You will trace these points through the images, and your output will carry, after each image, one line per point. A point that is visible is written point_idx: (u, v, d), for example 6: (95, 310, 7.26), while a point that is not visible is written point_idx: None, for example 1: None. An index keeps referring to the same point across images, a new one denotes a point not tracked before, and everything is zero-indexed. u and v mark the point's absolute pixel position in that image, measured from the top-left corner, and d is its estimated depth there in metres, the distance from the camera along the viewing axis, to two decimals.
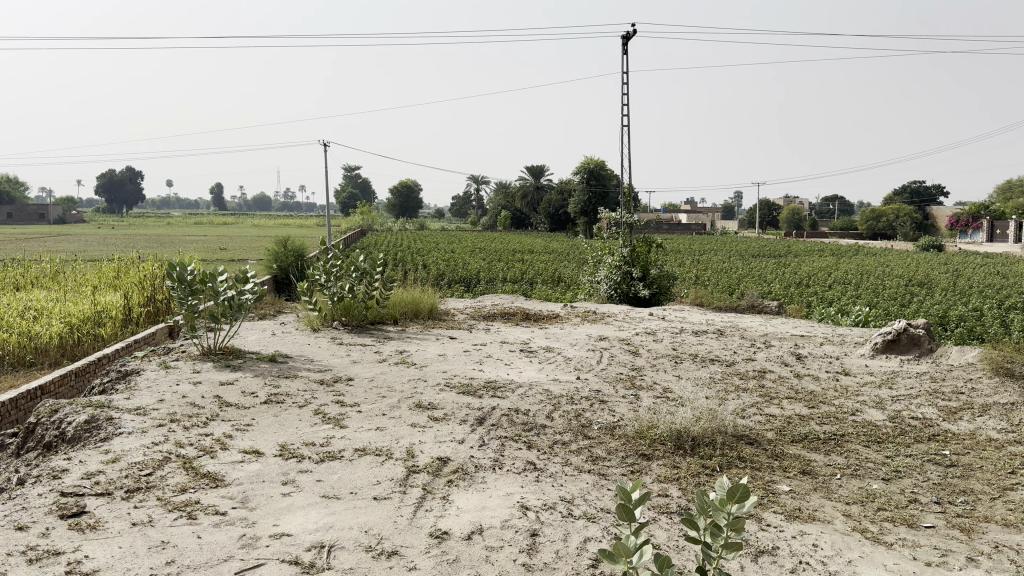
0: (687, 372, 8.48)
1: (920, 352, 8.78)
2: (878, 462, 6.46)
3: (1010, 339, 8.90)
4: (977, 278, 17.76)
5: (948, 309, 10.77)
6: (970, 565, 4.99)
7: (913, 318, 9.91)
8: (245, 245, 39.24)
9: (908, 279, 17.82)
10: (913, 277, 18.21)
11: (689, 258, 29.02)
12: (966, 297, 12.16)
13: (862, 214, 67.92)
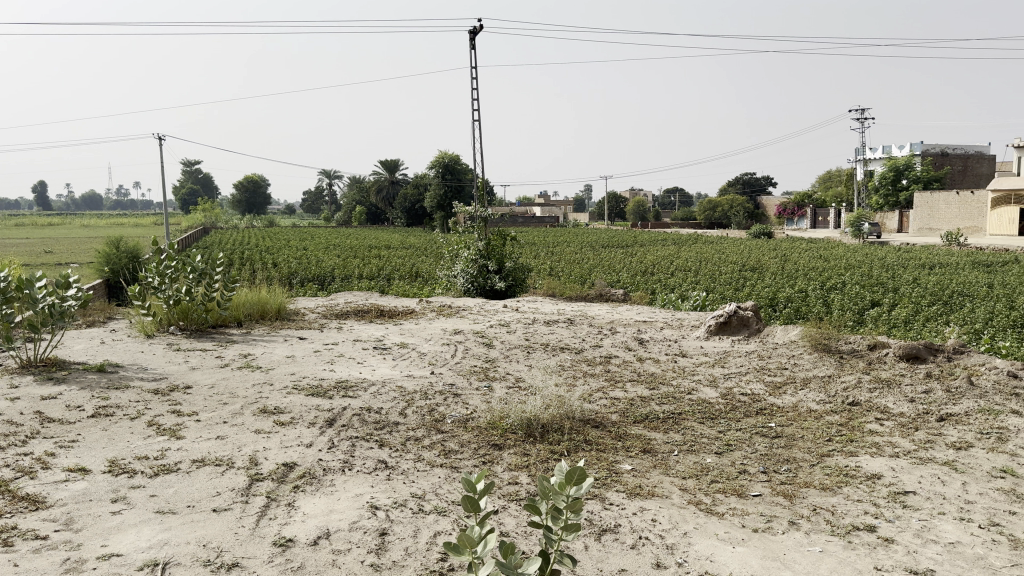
0: (538, 362, 8.63)
1: (750, 332, 9.35)
2: (713, 437, 6.83)
3: (829, 317, 9.66)
4: (804, 262, 19.21)
5: (777, 291, 11.55)
6: (792, 528, 5.37)
7: (745, 300, 10.56)
8: (67, 246, 36.42)
9: (744, 264, 18.96)
10: (749, 262, 19.47)
11: (542, 250, 29.60)
12: (793, 280, 13.07)
13: (702, 202, 71.54)
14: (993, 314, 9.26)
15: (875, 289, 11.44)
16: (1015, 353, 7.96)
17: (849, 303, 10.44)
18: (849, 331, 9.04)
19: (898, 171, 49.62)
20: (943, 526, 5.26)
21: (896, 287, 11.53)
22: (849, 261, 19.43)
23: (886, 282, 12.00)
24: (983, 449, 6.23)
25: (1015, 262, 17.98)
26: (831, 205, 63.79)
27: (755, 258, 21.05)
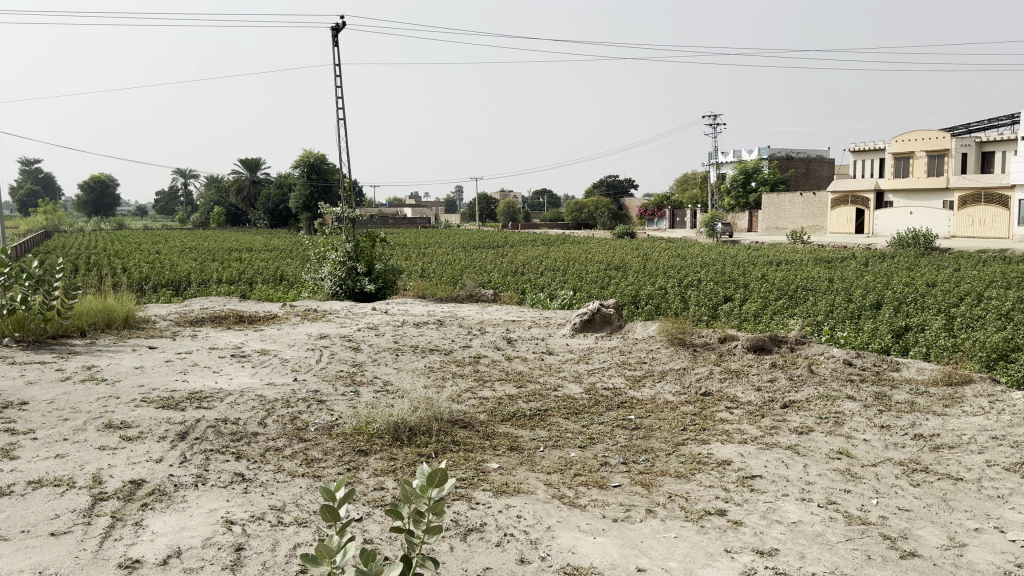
0: (406, 364, 8.56)
1: (612, 329, 9.67)
2: (576, 432, 7.00)
3: (686, 313, 10.14)
4: (665, 261, 20.11)
5: (640, 289, 12.00)
6: (649, 516, 5.59)
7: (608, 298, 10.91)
8: None
9: (609, 263, 19.59)
10: (615, 262, 20.15)
11: (412, 252, 29.44)
12: (654, 278, 13.62)
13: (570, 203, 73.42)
14: (832, 307, 9.99)
15: (728, 285, 12.11)
16: (850, 342, 8.60)
17: (705, 299, 10.98)
18: (704, 326, 9.51)
19: (747, 173, 52.80)
20: (786, 507, 5.61)
21: (747, 283, 12.25)
22: (707, 258, 20.50)
23: (738, 279, 12.72)
24: (821, 432, 6.64)
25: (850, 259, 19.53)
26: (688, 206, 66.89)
27: (619, 258, 21.84)
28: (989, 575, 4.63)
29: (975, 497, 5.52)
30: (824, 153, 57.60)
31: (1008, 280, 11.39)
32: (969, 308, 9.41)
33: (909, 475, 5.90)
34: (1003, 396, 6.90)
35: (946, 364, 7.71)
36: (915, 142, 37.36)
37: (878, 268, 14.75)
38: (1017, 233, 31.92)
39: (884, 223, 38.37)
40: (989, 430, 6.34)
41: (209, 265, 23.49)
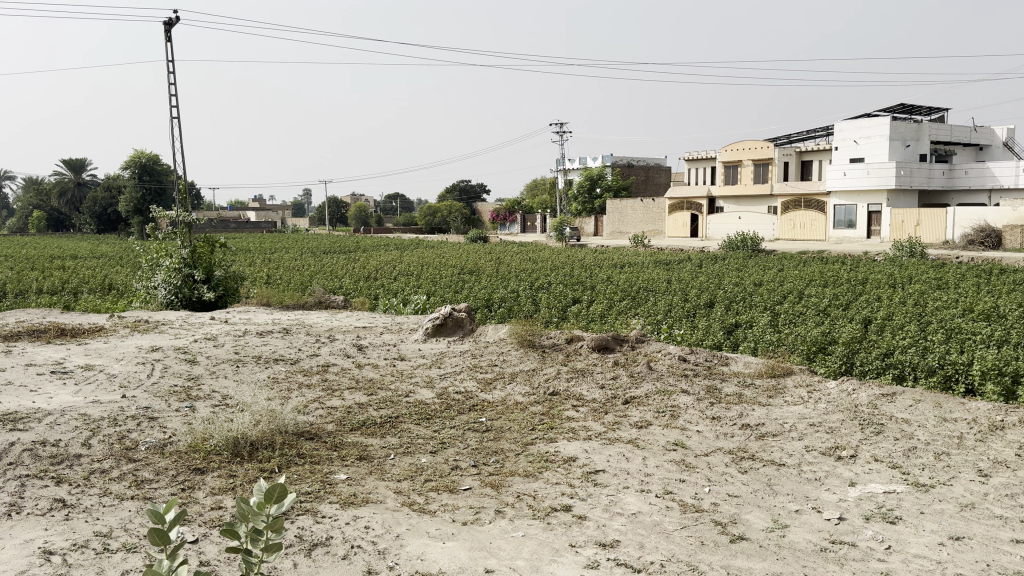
0: (247, 376, 8.21)
1: (464, 333, 9.75)
2: (427, 437, 6.94)
3: (536, 315, 10.38)
4: (516, 264, 20.55)
5: (492, 292, 12.16)
6: (498, 518, 5.64)
7: (461, 302, 10.98)
8: None
9: (462, 268, 19.69)
10: (468, 265, 20.34)
11: (258, 258, 28.37)
12: (505, 282, 13.85)
13: (421, 207, 72.63)
14: (670, 307, 10.55)
15: (576, 287, 12.51)
16: (686, 340, 9.08)
17: (554, 301, 11.29)
18: (551, 327, 9.76)
19: (592, 179, 54.47)
20: (627, 500, 5.84)
21: (593, 285, 12.73)
22: (555, 262, 21.10)
23: (585, 281, 13.17)
24: (659, 426, 6.92)
25: (687, 260, 20.77)
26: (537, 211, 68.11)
27: (471, 262, 22.01)
28: (805, 552, 5.04)
29: (796, 480, 5.94)
30: (665, 161, 60.63)
31: (824, 279, 12.47)
32: (791, 305, 10.19)
33: (737, 463, 6.25)
34: (819, 385, 7.51)
35: (770, 358, 8.30)
36: (744, 152, 39.74)
37: (713, 270, 15.73)
38: (833, 236, 35.18)
39: (716, 227, 40.85)
40: (807, 417, 6.84)
41: (24, 275, 21.50)
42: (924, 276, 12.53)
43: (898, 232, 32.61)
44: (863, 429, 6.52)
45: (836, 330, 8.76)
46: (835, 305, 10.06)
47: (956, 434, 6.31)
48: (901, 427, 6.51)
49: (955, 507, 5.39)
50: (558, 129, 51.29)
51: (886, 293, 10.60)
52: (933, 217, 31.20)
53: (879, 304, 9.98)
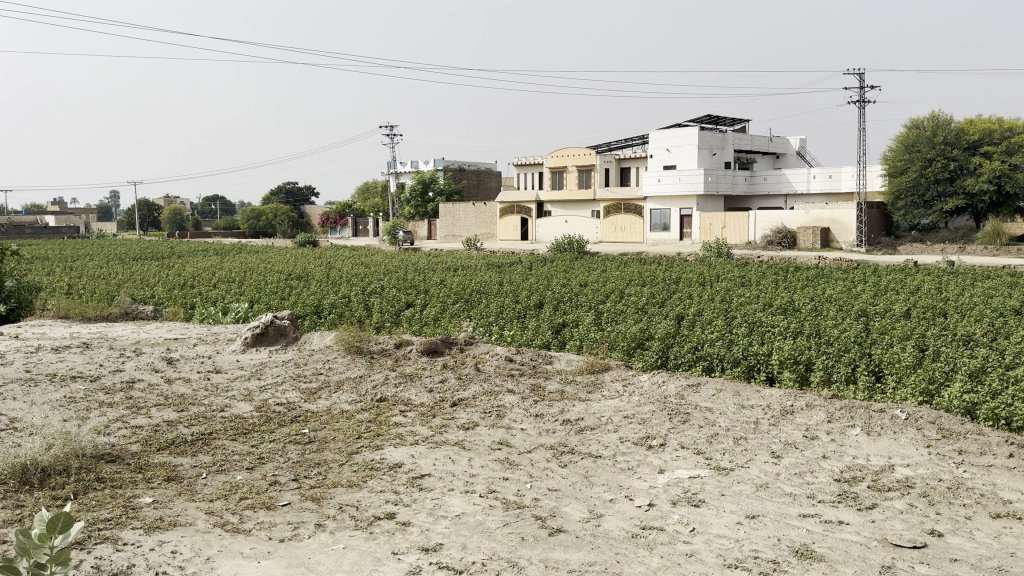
0: (39, 397, 7.47)
1: (287, 341, 9.52)
2: (243, 453, 6.58)
3: (367, 321, 10.26)
4: (345, 269, 20.11)
5: (321, 298, 11.86)
6: (318, 531, 5.35)
7: (286, 310, 10.66)
8: None
9: (288, 274, 19.02)
10: (294, 271, 19.66)
11: (55, 266, 25.98)
12: (335, 287, 13.56)
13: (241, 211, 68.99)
14: (502, 308, 10.72)
15: (409, 291, 12.46)
16: (516, 340, 9.27)
17: (387, 304, 11.22)
18: (380, 333, 9.72)
19: (424, 182, 53.77)
20: (451, 501, 5.70)
21: (426, 288, 12.74)
22: (383, 266, 20.84)
23: (418, 284, 13.13)
24: (484, 426, 6.94)
25: (518, 263, 21.24)
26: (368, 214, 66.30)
27: (298, 267, 21.30)
28: (621, 542, 5.19)
29: (611, 471, 6.15)
30: (496, 166, 61.17)
31: (642, 279, 13.12)
32: (613, 304, 10.65)
33: (558, 458, 6.36)
34: (633, 378, 7.89)
35: (591, 355, 8.62)
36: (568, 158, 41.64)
37: (542, 271, 16.24)
38: (651, 237, 37.35)
39: (545, 230, 41.89)
40: (622, 410, 7.16)
41: None
42: (729, 275, 13.50)
43: (706, 235, 34.93)
44: (672, 419, 6.91)
45: (653, 326, 9.24)
46: (652, 303, 10.62)
47: (753, 419, 6.82)
48: (705, 415, 6.95)
49: (751, 488, 5.81)
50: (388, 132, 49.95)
51: (695, 291, 11.31)
52: (736, 221, 33.54)
53: (691, 301, 10.66)
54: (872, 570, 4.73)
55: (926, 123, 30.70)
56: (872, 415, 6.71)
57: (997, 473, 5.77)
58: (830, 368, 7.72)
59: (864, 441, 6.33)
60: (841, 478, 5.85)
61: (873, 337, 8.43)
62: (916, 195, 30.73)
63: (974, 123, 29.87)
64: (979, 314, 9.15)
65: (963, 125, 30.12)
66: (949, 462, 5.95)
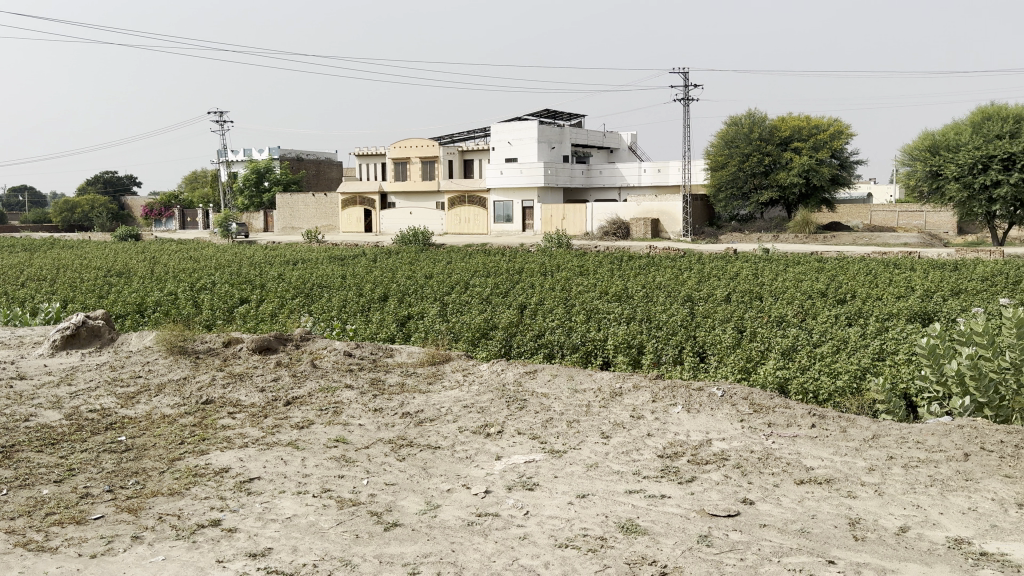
0: None
1: (102, 342, 8.98)
2: (51, 465, 6.08)
3: (197, 319, 9.84)
4: (173, 263, 19.01)
5: (145, 296, 11.19)
6: (134, 544, 5.00)
7: (105, 309, 10.02)
8: None
9: (106, 269, 17.74)
10: (114, 267, 18.36)
11: None
12: (161, 283, 12.81)
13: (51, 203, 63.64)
14: (345, 302, 10.55)
15: (244, 287, 12.02)
16: (358, 334, 9.15)
17: (219, 302, 10.77)
18: (209, 331, 9.38)
19: (259, 172, 51.78)
20: (281, 504, 5.45)
21: (263, 283, 12.33)
22: (214, 261, 19.86)
23: (254, 279, 12.65)
24: (320, 424, 6.76)
25: (361, 255, 20.91)
26: (197, 206, 62.62)
27: (117, 264, 19.89)
28: (456, 531, 5.14)
29: (449, 461, 6.11)
30: (338, 155, 59.68)
31: (487, 270, 13.23)
32: (458, 295, 10.72)
33: (395, 451, 6.28)
34: (473, 368, 8.00)
35: (433, 346, 8.65)
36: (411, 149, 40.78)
37: (386, 263, 16.08)
38: (494, 229, 37.75)
39: (390, 222, 41.05)
40: (461, 400, 7.22)
41: None
42: (570, 264, 13.93)
43: (547, 225, 36.20)
44: (509, 406, 7.04)
45: (496, 316, 9.40)
46: (496, 293, 10.78)
47: (585, 402, 7.08)
48: (541, 401, 7.15)
49: (582, 468, 5.99)
50: (220, 120, 47.27)
51: (537, 281, 11.58)
52: (575, 212, 35.08)
53: (532, 290, 10.92)
54: (689, 540, 5.03)
55: (743, 121, 32.97)
56: (692, 393, 7.15)
57: (800, 442, 6.29)
58: (659, 350, 8.17)
59: (685, 418, 6.73)
60: (663, 454, 6.17)
61: (699, 321, 8.98)
62: (735, 187, 33.03)
63: (785, 121, 32.36)
64: (791, 297, 9.94)
65: (776, 122, 32.53)
66: (759, 434, 6.43)
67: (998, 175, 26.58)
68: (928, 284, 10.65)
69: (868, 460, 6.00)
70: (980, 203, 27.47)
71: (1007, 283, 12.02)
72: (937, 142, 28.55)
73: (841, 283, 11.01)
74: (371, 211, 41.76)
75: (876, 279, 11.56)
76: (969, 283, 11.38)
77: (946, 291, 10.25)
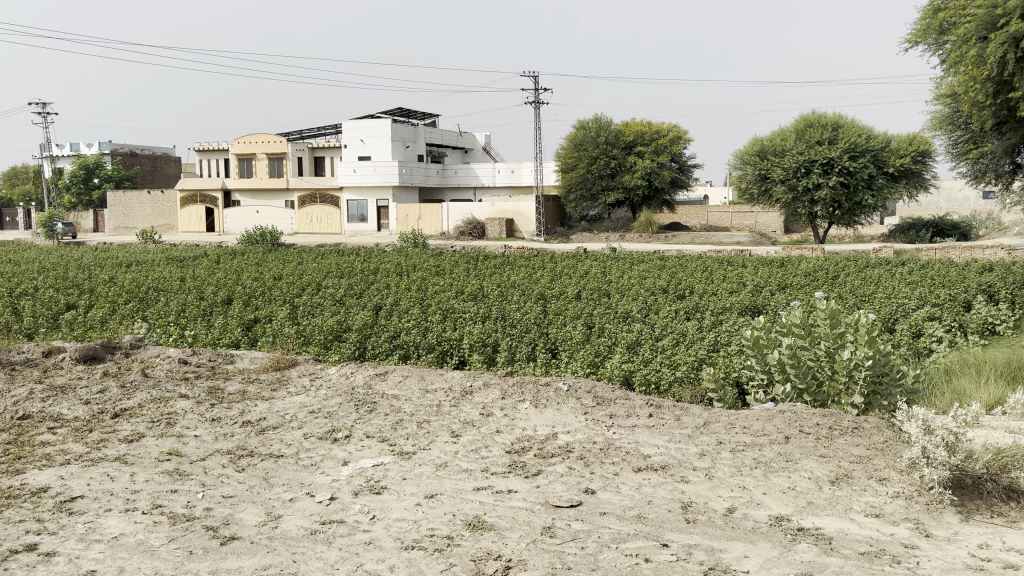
0: None
1: None
2: None
3: (17, 328, 9.15)
4: None
5: None
6: None
7: None
8: None
9: None
10: None
11: None
12: None
13: None
14: (185, 306, 10.11)
15: (71, 292, 11.24)
16: (198, 340, 8.81)
17: (42, 309, 10.07)
18: (29, 341, 8.76)
19: (88, 168, 48.49)
20: (107, 523, 5.13)
21: (93, 287, 11.58)
22: (28, 264, 18.30)
23: (82, 284, 11.85)
24: (152, 437, 6.42)
25: (202, 257, 19.98)
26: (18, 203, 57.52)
27: None
28: (299, 539, 5.00)
29: (293, 469, 5.96)
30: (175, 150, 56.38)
31: (340, 271, 13.01)
32: (310, 296, 10.53)
33: (235, 462, 6.05)
34: (321, 372, 7.88)
35: (279, 351, 8.47)
36: (255, 145, 38.91)
37: (229, 265, 15.45)
38: (348, 228, 37.32)
39: (235, 221, 39.55)
40: (307, 406, 7.07)
41: None
42: (425, 264, 13.96)
43: (403, 225, 36.15)
44: (358, 409, 6.98)
45: (350, 317, 9.28)
46: (350, 294, 10.65)
47: (435, 402, 7.12)
48: (391, 403, 7.12)
49: (431, 468, 5.99)
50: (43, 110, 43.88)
51: (394, 281, 11.55)
52: (430, 212, 35.24)
53: (389, 290, 10.85)
54: (534, 532, 5.15)
55: (591, 125, 34.12)
56: (540, 389, 7.35)
57: (639, 432, 6.60)
58: (513, 347, 8.35)
59: (532, 413, 6.90)
60: (511, 450, 6.30)
61: (551, 318, 9.24)
62: (585, 189, 34.17)
63: (629, 125, 33.79)
64: (635, 293, 10.41)
65: (621, 126, 33.95)
66: (601, 426, 6.69)
67: (818, 178, 28.91)
68: (758, 280, 11.45)
69: (700, 446, 6.37)
70: (803, 204, 29.84)
71: (826, 278, 13.14)
72: (765, 147, 30.86)
73: (681, 279, 11.64)
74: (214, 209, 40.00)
75: (711, 275, 12.28)
76: (794, 279, 12.33)
77: (773, 286, 11.08)
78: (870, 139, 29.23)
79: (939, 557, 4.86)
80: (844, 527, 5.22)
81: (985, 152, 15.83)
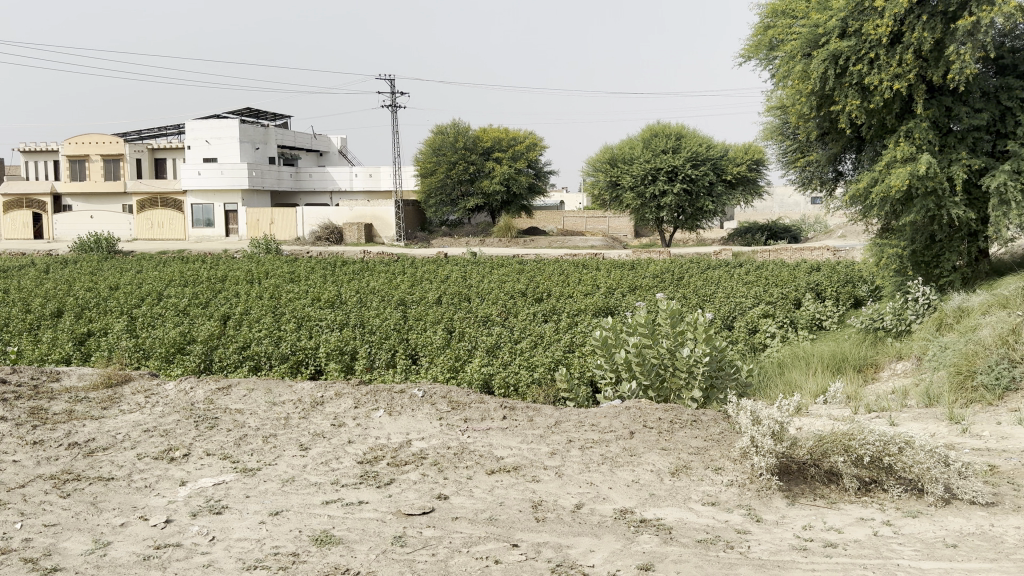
0: None
1: None
2: None
3: None
4: None
5: None
6: None
7: None
8: None
9: None
10: None
11: None
12: None
13: None
14: (8, 321, 9.41)
15: None
16: (23, 357, 8.20)
17: None
18: None
19: None
20: None
21: None
22: None
23: None
24: None
25: (27, 266, 18.54)
26: None
27: None
28: (130, 566, 4.74)
29: (125, 492, 5.64)
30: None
31: (183, 279, 12.45)
32: (150, 307, 10.07)
33: (59, 487, 5.67)
34: (157, 389, 7.51)
35: (108, 366, 8.01)
36: (89, 146, 36.84)
37: (57, 275, 14.41)
38: (193, 235, 35.52)
39: (65, 228, 36.45)
40: (141, 424, 6.72)
41: None
42: (278, 270, 13.60)
43: (253, 230, 34.88)
44: (198, 426, 6.70)
45: (196, 329, 8.93)
46: (195, 303, 10.25)
47: (283, 415, 6.96)
48: (234, 418, 6.89)
49: (277, 484, 5.84)
50: None
51: (243, 289, 11.19)
52: (283, 217, 34.25)
53: (238, 298, 10.52)
54: (384, 543, 5.12)
55: (449, 130, 34.26)
56: (394, 396, 7.33)
57: (491, 434, 6.71)
58: (372, 355, 8.30)
59: (385, 421, 6.86)
60: (363, 460, 6.24)
61: (410, 324, 9.23)
62: (444, 194, 34.27)
63: (486, 131, 34.24)
64: (495, 297, 10.57)
65: (478, 132, 34.32)
66: (455, 431, 6.75)
67: (663, 186, 30.31)
68: (611, 281, 11.95)
69: (550, 446, 6.55)
70: (650, 210, 31.16)
71: (671, 279, 13.84)
72: (615, 155, 32.01)
73: (539, 282, 11.94)
74: (41, 214, 36.98)
75: (567, 278, 12.64)
76: (642, 281, 12.93)
77: (624, 288, 11.58)
78: (710, 148, 31.16)
79: (767, 540, 5.22)
80: (683, 517, 5.51)
81: (811, 161, 16.55)
